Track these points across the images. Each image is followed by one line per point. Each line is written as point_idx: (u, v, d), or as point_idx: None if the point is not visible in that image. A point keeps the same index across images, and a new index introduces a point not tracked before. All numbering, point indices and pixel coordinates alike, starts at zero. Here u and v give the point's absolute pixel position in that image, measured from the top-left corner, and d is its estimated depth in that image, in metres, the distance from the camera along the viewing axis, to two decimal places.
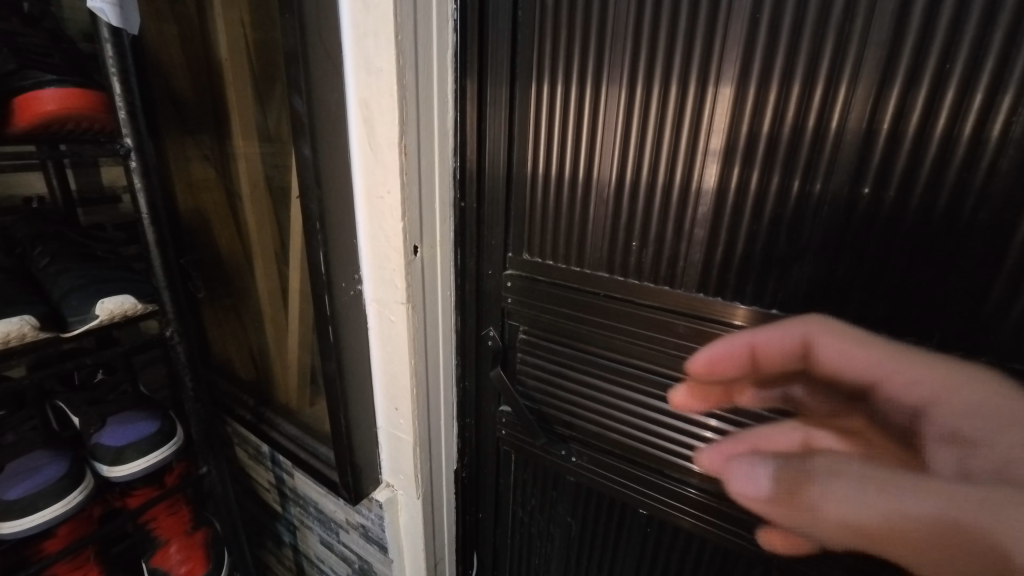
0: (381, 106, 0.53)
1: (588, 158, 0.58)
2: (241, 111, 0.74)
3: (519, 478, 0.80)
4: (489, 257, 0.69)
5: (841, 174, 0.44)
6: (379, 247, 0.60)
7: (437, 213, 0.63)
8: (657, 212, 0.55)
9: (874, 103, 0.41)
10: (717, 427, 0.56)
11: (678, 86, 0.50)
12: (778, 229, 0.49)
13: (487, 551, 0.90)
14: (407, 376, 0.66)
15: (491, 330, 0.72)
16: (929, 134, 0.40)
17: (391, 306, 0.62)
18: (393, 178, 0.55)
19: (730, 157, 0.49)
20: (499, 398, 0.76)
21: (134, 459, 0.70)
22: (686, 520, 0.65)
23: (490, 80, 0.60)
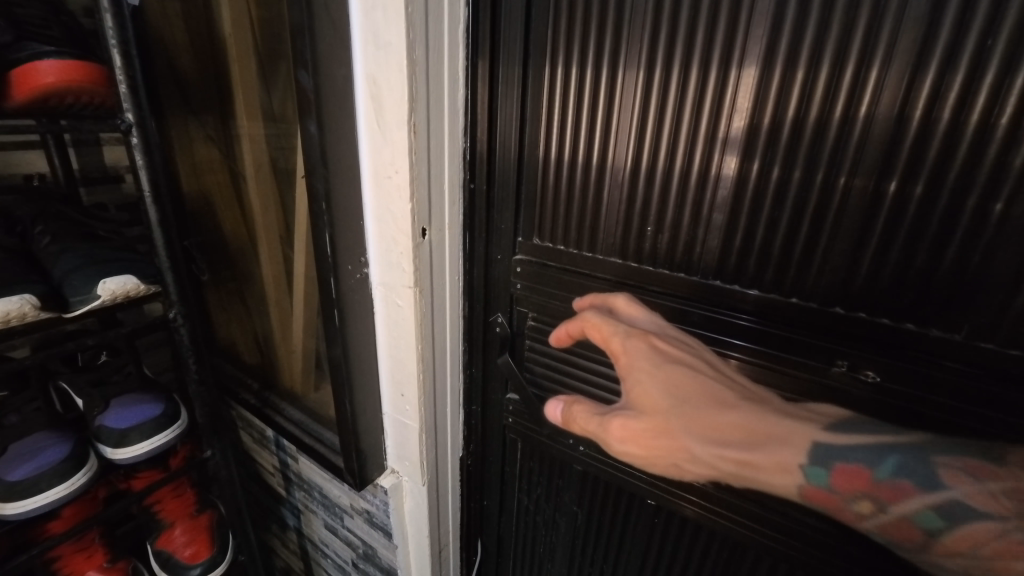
0: (390, 84, 0.51)
1: (602, 142, 0.56)
2: (244, 90, 0.73)
3: (525, 466, 0.79)
4: (498, 242, 0.67)
5: (869, 161, 0.42)
6: (386, 229, 0.58)
7: (447, 195, 0.61)
8: (673, 198, 0.54)
9: (908, 84, 0.39)
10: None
11: (700, 66, 0.48)
12: (799, 217, 0.47)
13: (491, 537, 0.90)
14: (414, 363, 0.64)
15: (498, 316, 0.71)
16: (963, 123, 0.38)
17: (399, 290, 0.61)
18: (401, 158, 0.53)
19: (752, 142, 0.47)
20: (506, 386, 0.75)
21: (138, 442, 0.70)
22: (693, 512, 0.64)
23: (502, 60, 0.58)
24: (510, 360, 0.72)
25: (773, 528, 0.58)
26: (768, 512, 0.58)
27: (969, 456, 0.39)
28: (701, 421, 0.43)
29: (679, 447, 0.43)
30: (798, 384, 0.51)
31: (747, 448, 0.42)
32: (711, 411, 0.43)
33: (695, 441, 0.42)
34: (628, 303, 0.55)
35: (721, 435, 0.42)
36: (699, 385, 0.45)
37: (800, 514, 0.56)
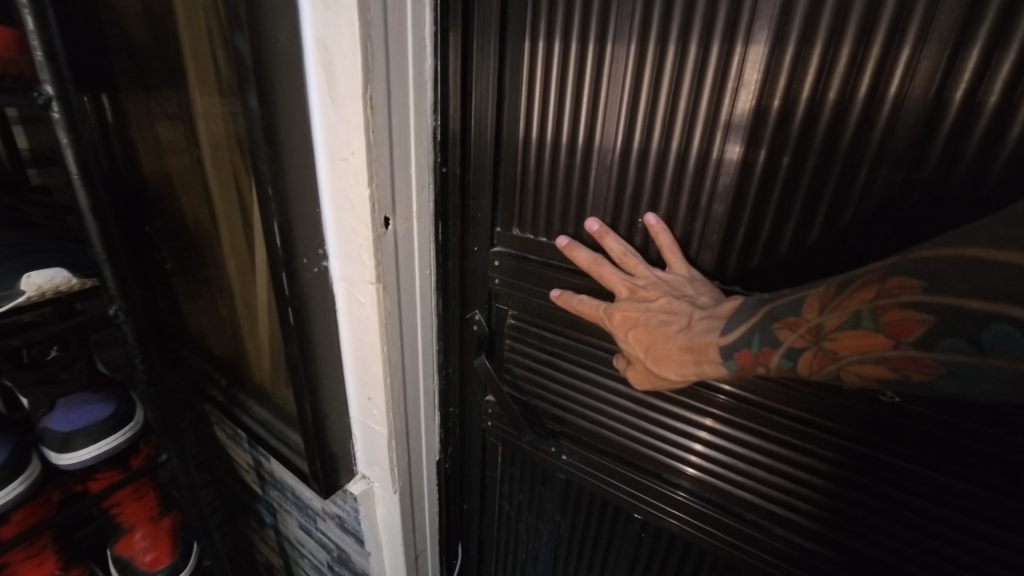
0: (342, 50, 0.44)
1: (589, 123, 0.49)
2: (195, 59, 0.65)
3: (506, 471, 0.74)
4: (474, 231, 0.61)
5: (897, 149, 0.36)
6: (344, 218, 0.52)
7: (414, 180, 0.54)
8: (668, 186, 0.47)
9: (949, 59, 0.33)
10: (713, 426, 0.52)
11: (699, 39, 0.41)
12: (812, 212, 0.41)
13: (472, 540, 0.86)
14: (379, 365, 0.58)
15: (476, 313, 0.65)
16: (1013, 109, 0.32)
17: (360, 285, 0.54)
18: (357, 136, 0.46)
19: (759, 127, 0.41)
20: (485, 388, 0.69)
21: (83, 446, 0.66)
22: (682, 529, 0.59)
23: (477, 28, 0.51)
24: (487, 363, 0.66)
25: (770, 552, 0.53)
26: (766, 534, 0.53)
27: (787, 303, 0.38)
28: (662, 361, 0.46)
29: (661, 382, 0.47)
30: (801, 399, 0.45)
31: (699, 368, 0.44)
32: (666, 351, 0.45)
33: (667, 374, 0.46)
34: (594, 266, 0.50)
35: (678, 365, 0.45)
36: (651, 334, 0.46)
37: (799, 539, 0.51)
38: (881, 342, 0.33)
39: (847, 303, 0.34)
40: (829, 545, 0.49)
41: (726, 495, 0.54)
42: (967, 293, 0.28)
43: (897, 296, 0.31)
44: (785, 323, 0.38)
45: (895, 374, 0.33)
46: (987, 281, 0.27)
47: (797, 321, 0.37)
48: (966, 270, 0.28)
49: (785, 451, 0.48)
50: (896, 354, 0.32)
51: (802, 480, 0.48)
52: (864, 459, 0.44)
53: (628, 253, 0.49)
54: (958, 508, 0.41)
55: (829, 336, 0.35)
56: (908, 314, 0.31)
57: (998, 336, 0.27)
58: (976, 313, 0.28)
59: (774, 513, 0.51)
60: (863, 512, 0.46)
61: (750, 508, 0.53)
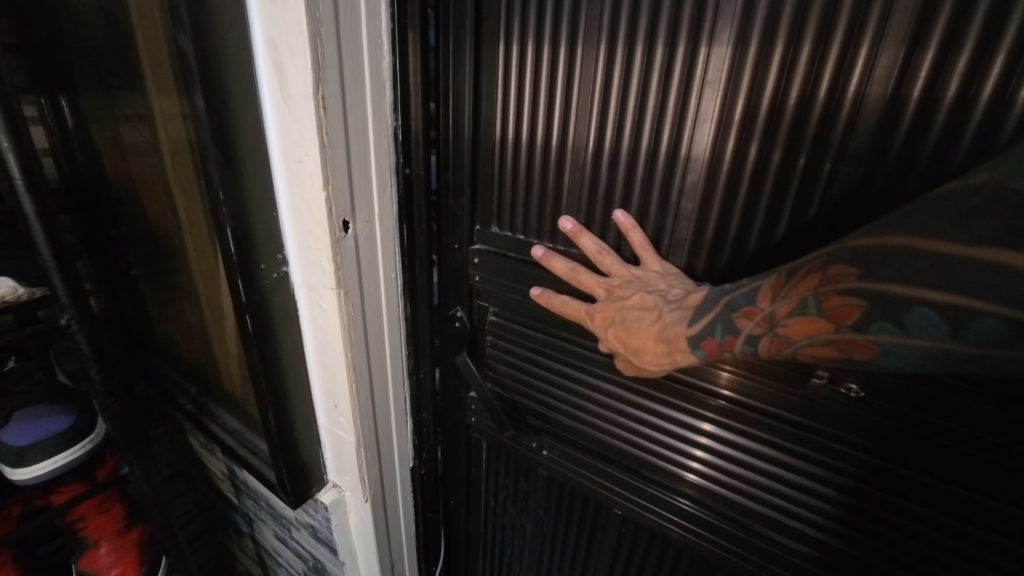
0: (291, 47, 0.42)
1: (561, 121, 0.48)
2: (151, 55, 0.61)
3: (491, 467, 0.74)
4: (451, 229, 0.60)
5: (856, 147, 0.35)
6: (301, 221, 0.49)
7: (376, 182, 0.52)
8: (638, 184, 0.46)
9: (906, 56, 0.32)
10: (711, 431, 0.51)
11: (667, 39, 0.40)
12: (780, 208, 0.40)
13: (459, 537, 0.86)
14: (343, 373, 0.56)
15: (458, 311, 0.64)
16: (972, 104, 0.31)
17: (321, 290, 0.52)
18: (310, 138, 0.45)
19: (726, 125, 0.40)
20: (467, 384, 0.69)
21: (38, 461, 0.65)
22: (671, 530, 0.58)
23: (449, 24, 0.50)
24: (469, 360, 0.66)
25: (758, 554, 0.52)
26: (754, 535, 0.52)
27: (743, 292, 0.38)
28: (641, 355, 0.45)
29: (643, 372, 0.46)
30: (777, 397, 0.45)
31: (676, 358, 0.42)
32: (643, 345, 0.44)
33: (646, 365, 0.45)
34: (572, 269, 0.49)
35: (655, 356, 0.44)
36: (629, 330, 0.45)
37: (786, 540, 0.50)
38: (824, 326, 0.34)
39: (794, 292, 0.35)
40: (812, 544, 0.48)
41: (718, 497, 0.53)
42: (893, 278, 0.29)
43: (836, 284, 0.32)
44: (742, 312, 0.38)
45: (841, 356, 0.34)
46: (909, 267, 0.29)
47: (753, 310, 0.37)
48: (892, 257, 0.29)
49: (778, 454, 0.47)
50: (838, 336, 0.33)
51: (786, 478, 0.48)
52: (839, 456, 0.44)
53: (603, 252, 0.48)
54: (928, 503, 0.41)
55: (781, 322, 0.36)
56: (846, 300, 0.32)
57: (921, 318, 0.29)
58: (901, 297, 0.29)
59: (765, 516, 0.50)
60: (838, 511, 0.46)
61: (740, 510, 0.52)
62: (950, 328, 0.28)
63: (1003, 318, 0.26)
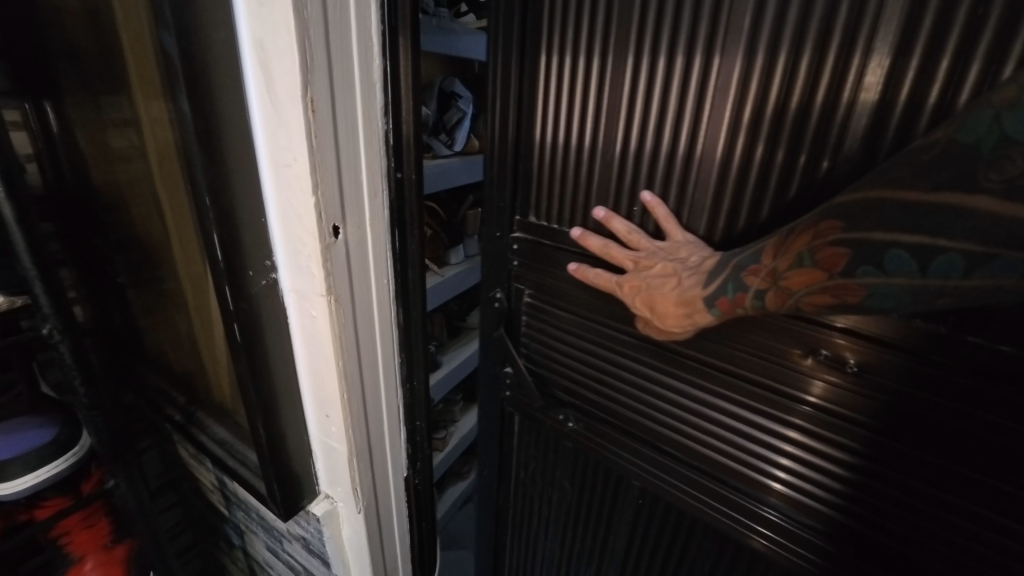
0: (278, 48, 0.41)
1: (594, 122, 0.56)
2: (137, 57, 0.60)
3: (523, 437, 0.84)
4: (498, 219, 0.70)
5: (852, 147, 0.41)
6: (290, 227, 0.48)
7: (366, 186, 0.50)
8: (661, 175, 0.53)
9: (890, 69, 0.38)
10: (797, 439, 0.52)
11: (686, 54, 0.47)
12: (784, 198, 0.46)
13: (492, 501, 0.97)
14: (334, 381, 0.55)
15: (498, 292, 0.75)
16: (951, 105, 0.37)
17: (311, 297, 0.51)
18: (298, 141, 0.44)
19: (736, 127, 0.46)
20: (503, 360, 0.80)
21: (19, 475, 0.63)
22: (757, 541, 0.60)
23: (502, 45, 0.61)
24: (506, 334, 0.77)
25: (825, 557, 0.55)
26: (821, 539, 0.54)
27: (749, 253, 0.46)
28: (667, 318, 0.53)
29: (669, 333, 0.55)
30: (779, 373, 0.51)
31: (697, 317, 0.51)
32: (669, 309, 0.52)
33: (672, 326, 0.54)
34: (604, 245, 0.57)
35: (680, 318, 0.52)
36: (657, 297, 0.53)
37: (833, 534, 0.53)
38: (819, 276, 0.42)
39: (793, 247, 0.43)
40: (821, 520, 0.54)
41: (814, 514, 0.54)
42: (873, 227, 0.38)
43: (827, 236, 0.40)
44: (750, 271, 0.46)
45: (836, 301, 0.42)
46: (886, 217, 0.37)
47: (759, 267, 0.46)
48: (871, 210, 0.37)
49: (840, 454, 0.50)
50: (832, 283, 0.41)
51: (805, 460, 0.53)
52: (843, 432, 0.49)
53: (632, 231, 0.56)
54: (926, 477, 0.46)
55: (783, 276, 0.44)
56: (835, 250, 0.40)
57: (896, 259, 0.37)
58: (878, 243, 0.38)
59: (842, 524, 0.52)
60: (846, 487, 0.51)
61: (824, 522, 0.54)
62: (919, 265, 0.36)
63: (964, 253, 0.34)
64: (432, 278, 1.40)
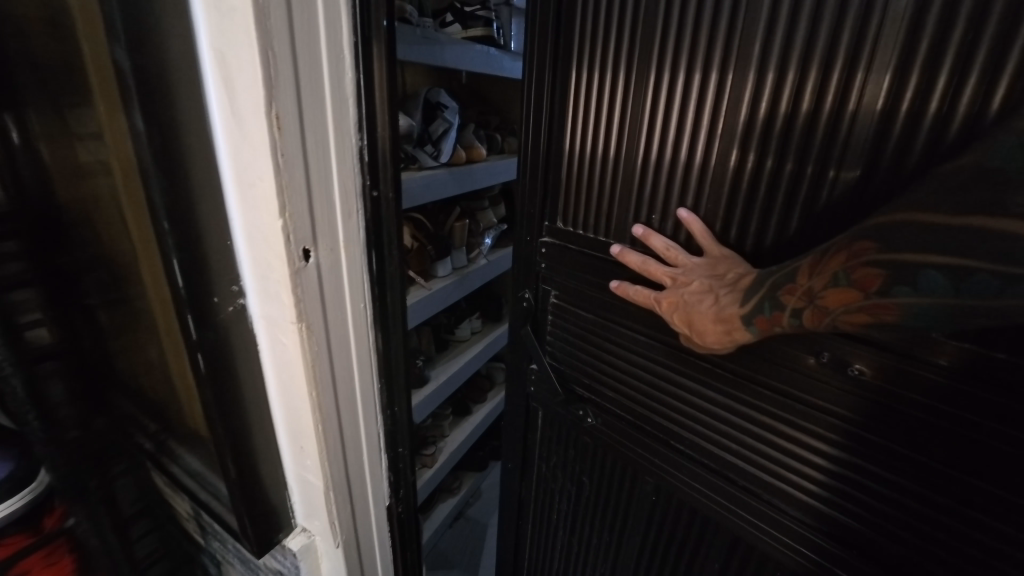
0: (240, 61, 0.38)
1: (618, 133, 0.57)
2: (99, 71, 0.56)
3: (545, 435, 0.84)
4: (529, 224, 0.71)
5: (857, 155, 0.41)
6: (257, 251, 0.45)
7: (339, 207, 0.47)
8: (680, 185, 0.54)
9: (890, 85, 0.39)
10: (830, 453, 0.50)
11: (702, 70, 0.49)
12: (791, 205, 0.46)
13: (514, 500, 0.97)
14: (307, 413, 0.52)
15: (526, 292, 0.75)
16: (950, 113, 0.37)
17: (280, 325, 0.48)
18: (263, 160, 0.41)
19: (748, 139, 0.47)
20: (529, 357, 0.80)
21: None
22: (787, 555, 0.56)
23: (530, 59, 0.64)
24: (532, 332, 0.77)
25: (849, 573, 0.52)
26: (849, 553, 0.52)
27: (785, 273, 0.45)
28: (705, 336, 0.51)
29: (708, 350, 0.53)
30: (792, 378, 0.50)
31: (736, 335, 0.49)
32: (708, 326, 0.50)
33: (711, 344, 0.52)
34: (641, 260, 0.55)
35: (719, 335, 0.50)
36: (695, 316, 0.51)
37: (854, 545, 0.51)
38: (855, 295, 0.40)
39: (828, 266, 0.41)
40: (825, 519, 0.52)
41: (845, 529, 0.51)
42: (911, 249, 0.37)
43: (862, 255, 0.39)
44: (786, 290, 0.44)
45: (874, 320, 0.40)
46: (921, 239, 0.36)
47: (795, 287, 0.44)
48: (907, 232, 0.37)
49: (868, 466, 0.47)
50: (868, 302, 0.40)
51: (818, 465, 0.51)
52: (853, 437, 0.48)
53: (671, 248, 0.54)
54: (931, 485, 0.44)
55: (819, 295, 0.43)
56: (871, 270, 0.39)
57: (931, 280, 0.36)
58: (910, 263, 0.37)
59: (873, 541, 0.49)
60: (850, 488, 0.49)
61: (855, 536, 0.51)
62: (953, 286, 0.35)
63: (999, 274, 0.33)
64: (412, 294, 1.34)
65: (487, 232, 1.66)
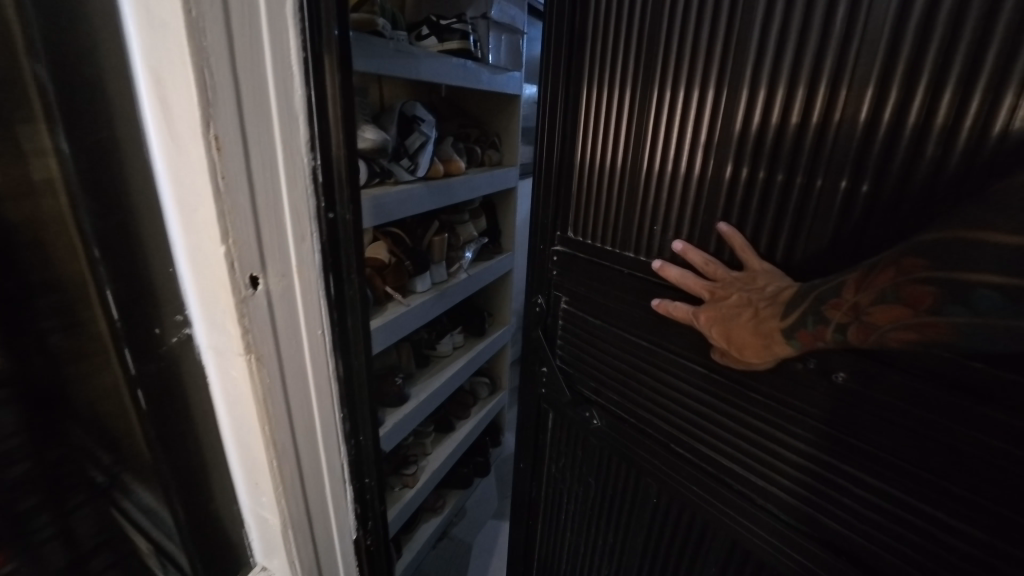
0: (174, 79, 0.35)
1: (628, 164, 0.79)
2: None
3: (554, 430, 1.09)
4: (541, 235, 0.98)
5: (836, 164, 0.57)
6: (199, 280, 0.42)
7: (291, 231, 0.45)
8: (691, 196, 0.71)
9: (873, 109, 0.53)
10: (803, 434, 0.65)
11: (733, 92, 0.63)
12: (779, 210, 0.63)
13: (532, 481, 1.20)
14: (260, 449, 0.48)
15: (540, 298, 1.01)
16: (928, 127, 0.50)
17: (227, 357, 0.45)
18: (202, 184, 0.38)
19: (756, 160, 0.63)
20: (541, 361, 1.06)
21: None
22: (775, 522, 0.71)
23: (546, 107, 0.91)
24: (543, 336, 1.03)
25: (813, 530, 0.67)
26: (830, 518, 0.65)
27: (829, 289, 0.57)
28: (740, 346, 0.66)
29: (752, 355, 0.65)
30: (767, 377, 0.66)
31: (770, 344, 0.63)
32: (750, 338, 0.64)
33: (748, 353, 0.65)
34: (683, 275, 0.70)
35: (756, 345, 0.64)
36: (743, 333, 0.65)
37: (823, 516, 0.66)
38: (904, 311, 0.51)
39: (879, 284, 0.53)
40: (817, 492, 0.65)
41: (833, 500, 0.64)
42: (969, 269, 0.46)
43: (912, 273, 0.50)
44: (831, 305, 0.56)
45: (917, 335, 0.51)
46: (981, 260, 0.45)
47: (840, 303, 0.56)
48: (958, 253, 0.46)
49: (824, 445, 0.63)
50: (916, 319, 0.50)
51: (796, 448, 0.66)
52: (809, 425, 0.64)
53: (710, 263, 0.69)
54: (936, 471, 0.54)
55: (868, 310, 0.54)
56: (922, 289, 0.49)
57: (986, 299, 0.45)
58: (964, 285, 0.46)
59: (852, 506, 0.62)
60: (836, 464, 0.62)
61: (830, 503, 0.65)
62: (1010, 303, 0.44)
63: None
64: (376, 318, 1.27)
65: (466, 246, 1.63)
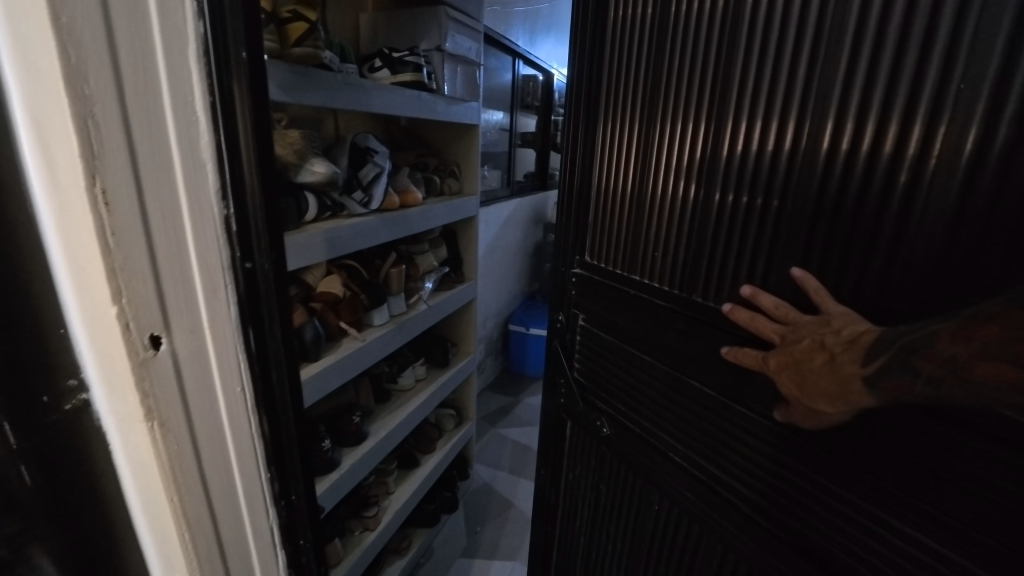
0: (53, 127, 0.32)
1: (634, 191, 0.81)
2: None
3: (569, 443, 1.06)
4: (558, 257, 1.00)
5: (795, 189, 0.59)
6: (91, 343, 0.38)
7: (198, 285, 0.42)
8: (687, 220, 0.72)
9: (834, 135, 0.55)
10: (802, 454, 0.62)
11: (715, 118, 0.66)
12: (760, 232, 0.63)
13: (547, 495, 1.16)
14: (167, 522, 0.44)
15: (560, 315, 1.01)
16: (878, 153, 0.52)
17: (127, 425, 0.40)
18: (88, 241, 0.35)
19: (739, 185, 0.64)
20: (558, 372, 1.05)
21: None
22: (776, 544, 0.67)
23: (565, 141, 0.95)
24: (559, 347, 1.03)
25: (809, 556, 0.64)
26: (830, 542, 0.61)
27: (918, 335, 0.49)
28: (813, 395, 0.58)
29: (829, 406, 0.57)
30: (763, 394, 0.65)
31: (848, 393, 0.55)
32: (828, 388, 0.56)
33: (822, 403, 0.57)
34: (752, 318, 0.63)
35: (833, 393, 0.56)
36: (818, 379, 0.57)
37: (820, 539, 0.62)
38: (1010, 369, 0.43)
39: (981, 335, 0.44)
40: (817, 517, 0.62)
41: (831, 525, 0.61)
42: None
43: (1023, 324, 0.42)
44: (922, 352, 0.48)
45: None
46: None
47: (932, 352, 0.47)
48: None
49: (822, 466, 0.60)
50: None
51: (793, 468, 0.64)
52: (810, 445, 0.61)
53: (782, 306, 0.61)
54: (927, 499, 0.52)
55: (966, 363, 0.45)
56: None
57: None
58: None
59: (848, 533, 0.59)
60: (834, 487, 0.59)
61: (827, 526, 0.61)
62: None
63: None
64: (326, 360, 1.20)
65: (426, 276, 1.62)
